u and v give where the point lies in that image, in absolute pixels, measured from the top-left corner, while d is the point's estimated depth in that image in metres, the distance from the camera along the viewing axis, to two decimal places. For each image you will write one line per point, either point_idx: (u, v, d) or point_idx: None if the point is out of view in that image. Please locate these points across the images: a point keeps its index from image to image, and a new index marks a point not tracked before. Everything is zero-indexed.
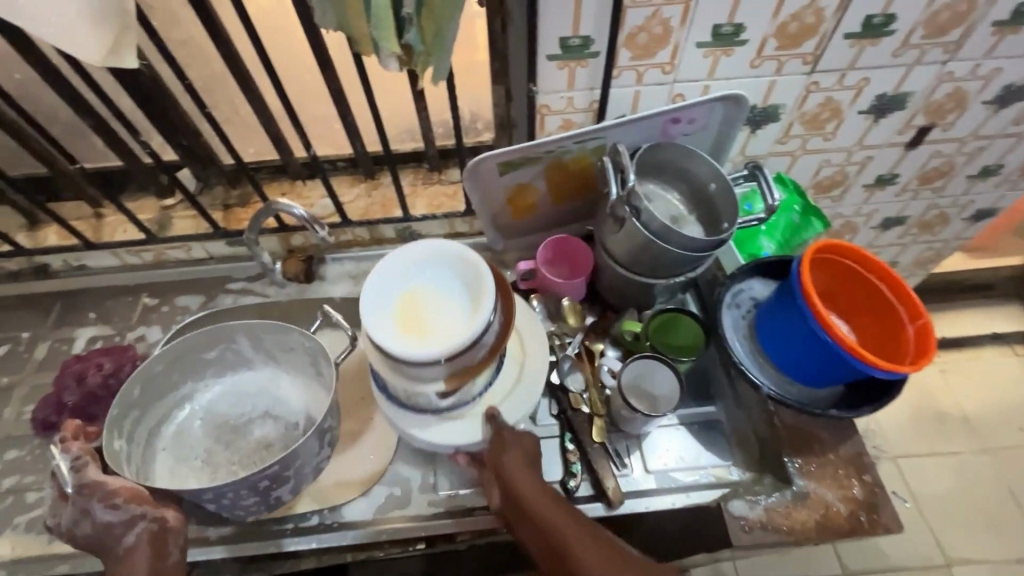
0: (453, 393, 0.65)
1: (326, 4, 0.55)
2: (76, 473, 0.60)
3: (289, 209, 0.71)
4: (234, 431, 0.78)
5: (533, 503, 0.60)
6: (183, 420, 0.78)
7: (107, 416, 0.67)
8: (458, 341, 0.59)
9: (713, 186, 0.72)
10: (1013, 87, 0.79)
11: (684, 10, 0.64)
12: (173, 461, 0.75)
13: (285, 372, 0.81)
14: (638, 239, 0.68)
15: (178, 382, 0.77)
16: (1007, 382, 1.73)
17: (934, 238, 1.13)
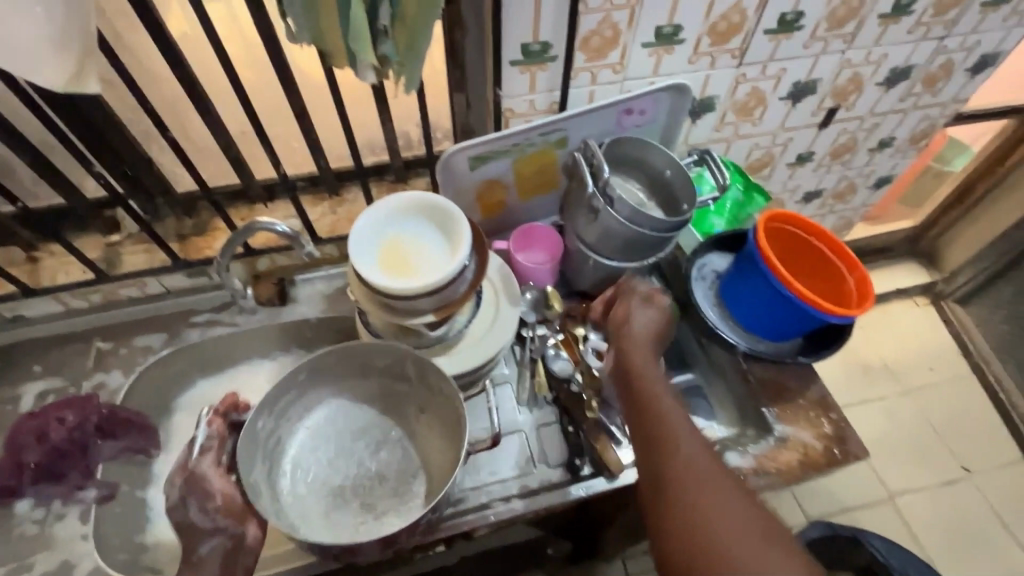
0: (439, 324, 0.76)
1: (301, 19, 0.55)
2: (199, 454, 0.71)
3: (270, 226, 0.68)
4: (368, 442, 0.81)
5: (649, 383, 0.65)
6: (327, 415, 0.81)
7: (263, 396, 0.72)
8: (442, 274, 0.71)
9: (670, 173, 0.79)
10: (898, 69, 0.92)
11: (630, 14, 0.70)
12: (305, 446, 0.80)
13: (435, 409, 0.80)
14: (612, 226, 0.73)
15: (336, 379, 0.80)
16: (914, 329, 1.97)
17: (846, 206, 1.29)
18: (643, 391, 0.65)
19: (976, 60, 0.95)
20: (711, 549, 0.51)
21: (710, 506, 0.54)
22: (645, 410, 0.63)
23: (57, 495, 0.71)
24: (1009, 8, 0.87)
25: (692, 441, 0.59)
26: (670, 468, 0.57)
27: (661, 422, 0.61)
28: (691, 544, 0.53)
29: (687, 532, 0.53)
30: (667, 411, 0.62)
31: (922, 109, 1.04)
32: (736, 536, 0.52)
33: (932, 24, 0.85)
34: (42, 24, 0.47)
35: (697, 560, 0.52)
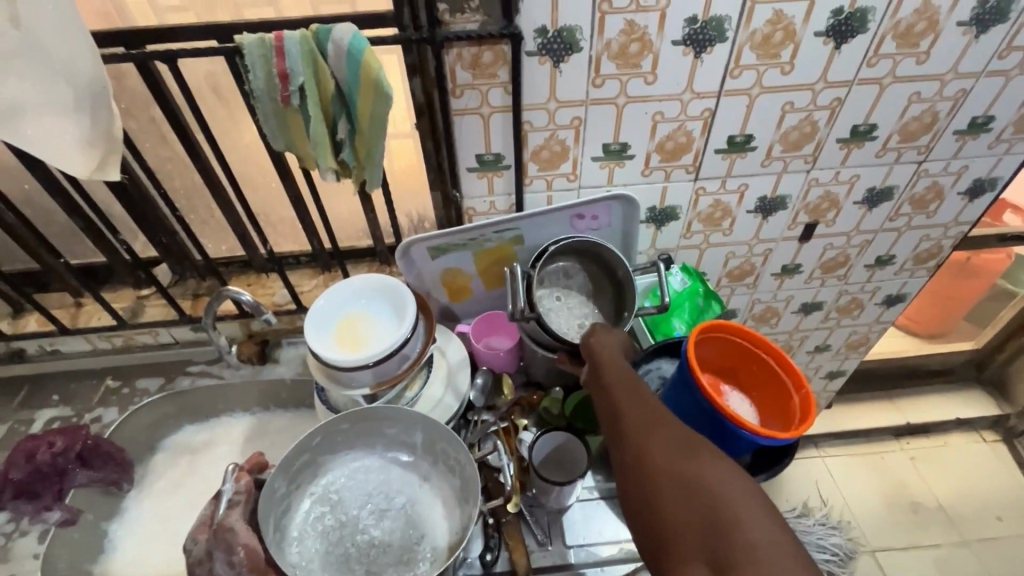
0: (381, 397, 0.81)
1: (275, 131, 0.68)
2: (227, 509, 0.69)
3: (238, 295, 0.80)
4: (373, 510, 0.77)
5: (616, 383, 0.64)
6: (335, 480, 0.79)
7: (282, 455, 0.73)
8: (382, 348, 0.76)
9: (620, 274, 0.82)
10: (876, 190, 0.92)
11: (576, 133, 0.78)
12: (312, 513, 0.76)
13: (442, 477, 0.79)
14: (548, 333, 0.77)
15: (348, 444, 0.79)
16: (978, 468, 1.72)
17: (856, 321, 1.22)
18: (604, 378, 0.65)
19: (968, 184, 0.93)
20: (684, 491, 0.52)
21: (677, 457, 0.55)
22: (611, 396, 0.63)
23: (28, 512, 0.81)
24: (992, 136, 0.85)
25: (653, 411, 0.60)
26: (636, 437, 0.58)
27: (627, 402, 0.61)
28: (663, 496, 0.53)
29: (657, 488, 0.54)
30: (631, 394, 0.62)
31: (918, 229, 1.00)
32: (705, 477, 0.52)
33: (902, 149, 0.86)
34: (74, 133, 0.61)
35: (671, 504, 0.52)
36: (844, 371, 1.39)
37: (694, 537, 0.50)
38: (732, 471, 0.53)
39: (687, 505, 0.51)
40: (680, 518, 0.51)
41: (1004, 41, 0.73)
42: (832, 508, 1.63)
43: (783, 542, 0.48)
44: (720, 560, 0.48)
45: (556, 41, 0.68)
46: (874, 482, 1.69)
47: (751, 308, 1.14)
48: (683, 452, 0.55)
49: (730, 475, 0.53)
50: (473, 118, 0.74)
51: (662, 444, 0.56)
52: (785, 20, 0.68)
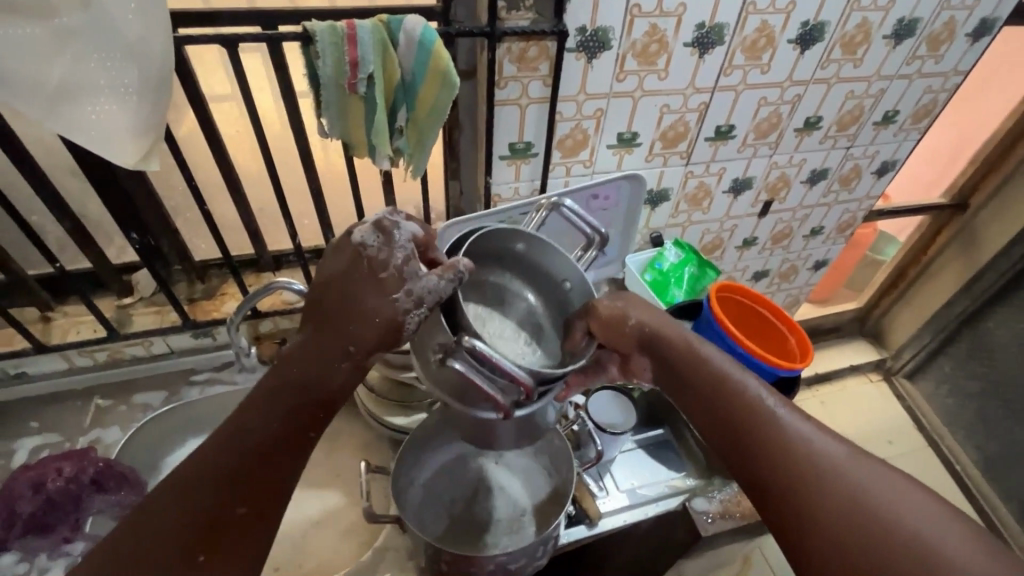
0: None
1: (334, 118, 0.69)
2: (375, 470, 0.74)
3: (289, 285, 0.76)
4: (476, 487, 0.79)
5: (739, 404, 0.59)
6: (437, 465, 0.80)
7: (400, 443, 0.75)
8: None
9: (522, 246, 0.62)
10: (816, 171, 1.12)
11: (596, 123, 0.87)
12: (422, 497, 0.77)
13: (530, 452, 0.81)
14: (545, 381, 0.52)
15: (444, 432, 0.80)
16: (870, 404, 2.10)
17: (792, 285, 1.45)
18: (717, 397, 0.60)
19: (877, 165, 1.16)
20: (857, 522, 0.49)
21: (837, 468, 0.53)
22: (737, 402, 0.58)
23: (43, 548, 0.72)
24: (896, 126, 1.09)
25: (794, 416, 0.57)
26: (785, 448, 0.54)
27: (757, 426, 0.56)
28: (830, 510, 0.50)
29: (825, 521, 0.50)
30: (763, 397, 0.58)
31: (842, 203, 1.23)
32: (870, 489, 0.51)
33: (837, 137, 1.06)
34: (130, 118, 0.57)
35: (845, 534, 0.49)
36: None
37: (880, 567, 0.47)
38: (887, 479, 0.52)
39: (858, 518, 0.49)
40: (848, 527, 0.49)
41: (910, 52, 0.95)
42: None
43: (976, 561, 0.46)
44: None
45: (592, 39, 0.76)
46: None
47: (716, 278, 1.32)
48: (836, 474, 0.52)
49: (897, 494, 0.50)
50: (512, 108, 0.80)
51: (817, 455, 0.54)
52: (768, 28, 0.83)
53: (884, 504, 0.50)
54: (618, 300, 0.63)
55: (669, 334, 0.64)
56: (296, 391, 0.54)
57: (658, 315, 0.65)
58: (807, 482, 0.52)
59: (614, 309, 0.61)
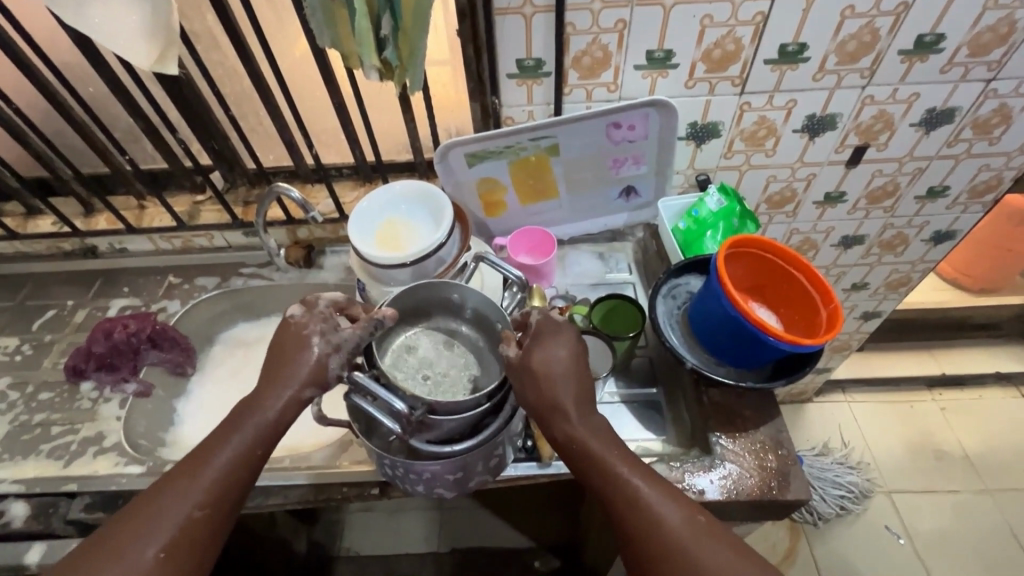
0: None
1: (322, 25, 0.69)
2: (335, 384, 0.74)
3: (288, 192, 0.84)
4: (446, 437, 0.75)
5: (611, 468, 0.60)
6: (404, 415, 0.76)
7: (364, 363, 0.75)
8: (420, 247, 0.79)
9: (456, 296, 0.75)
10: (936, 111, 0.87)
11: (619, 37, 0.76)
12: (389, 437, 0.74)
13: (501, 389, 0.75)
14: (445, 414, 0.64)
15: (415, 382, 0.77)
16: (1013, 422, 1.68)
17: (898, 258, 1.19)
18: (591, 463, 0.61)
19: None
20: None
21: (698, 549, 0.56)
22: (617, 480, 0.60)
23: (109, 382, 0.92)
24: None
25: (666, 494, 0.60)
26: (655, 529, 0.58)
27: (623, 494, 0.59)
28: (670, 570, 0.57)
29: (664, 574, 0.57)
30: (632, 478, 0.60)
31: (977, 157, 0.95)
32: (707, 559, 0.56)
33: (971, 65, 0.80)
34: (136, 23, 0.65)
35: None
36: (881, 313, 1.36)
37: None
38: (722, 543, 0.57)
39: None
40: None
41: None
42: (853, 450, 1.65)
43: None
44: None
45: None
46: (899, 429, 1.69)
47: (788, 239, 1.13)
48: (681, 541, 0.57)
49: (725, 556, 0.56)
50: (516, 18, 0.74)
51: (689, 553, 0.56)
52: None
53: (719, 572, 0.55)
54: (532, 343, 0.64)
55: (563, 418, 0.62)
56: (236, 432, 0.62)
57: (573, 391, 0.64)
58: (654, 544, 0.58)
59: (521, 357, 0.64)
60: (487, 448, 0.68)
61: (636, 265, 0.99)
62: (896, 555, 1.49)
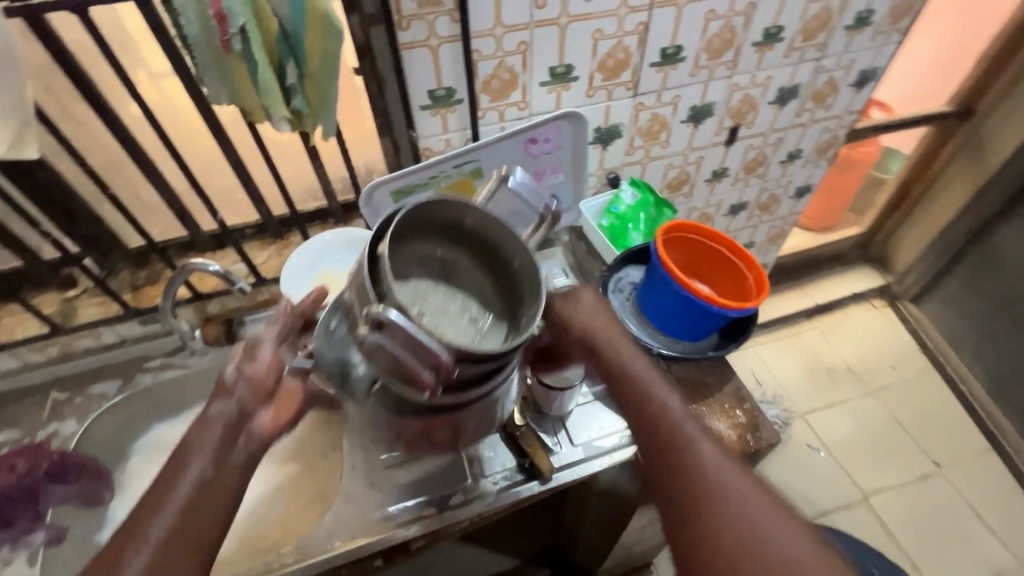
0: None
1: (216, 82, 0.63)
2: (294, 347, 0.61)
3: (203, 266, 0.74)
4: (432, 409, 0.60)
5: (674, 421, 0.57)
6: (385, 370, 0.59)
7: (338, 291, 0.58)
8: None
9: (472, 222, 0.59)
10: (785, 89, 1.02)
11: (523, 59, 0.79)
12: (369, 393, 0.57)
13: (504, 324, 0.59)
14: (478, 367, 0.51)
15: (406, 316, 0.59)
16: (874, 330, 2.03)
17: (774, 216, 1.37)
18: (650, 416, 0.58)
19: (856, 76, 1.06)
20: (757, 561, 0.50)
21: (780, 559, 0.50)
22: (687, 477, 0.54)
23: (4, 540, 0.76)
24: (872, 30, 0.98)
25: (752, 491, 0.53)
26: (726, 538, 0.51)
27: (682, 448, 0.56)
28: (732, 541, 0.51)
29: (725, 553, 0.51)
30: (693, 433, 0.57)
31: (819, 122, 1.13)
32: (773, 540, 0.51)
33: (805, 48, 0.96)
34: None
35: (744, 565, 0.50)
36: (766, 264, 1.56)
37: None
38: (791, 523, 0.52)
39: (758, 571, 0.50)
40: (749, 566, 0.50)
41: None
42: (766, 387, 1.88)
43: None
44: None
45: None
46: (797, 359, 1.95)
47: (689, 216, 1.25)
48: (749, 509, 0.52)
49: (795, 537, 0.51)
50: (422, 51, 0.73)
51: (755, 528, 0.51)
52: None
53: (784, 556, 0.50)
54: (567, 301, 0.66)
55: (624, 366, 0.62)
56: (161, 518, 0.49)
57: (631, 351, 0.64)
58: (713, 504, 0.53)
59: (562, 310, 0.65)
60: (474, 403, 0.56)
61: (569, 267, 0.99)
62: (822, 467, 1.71)
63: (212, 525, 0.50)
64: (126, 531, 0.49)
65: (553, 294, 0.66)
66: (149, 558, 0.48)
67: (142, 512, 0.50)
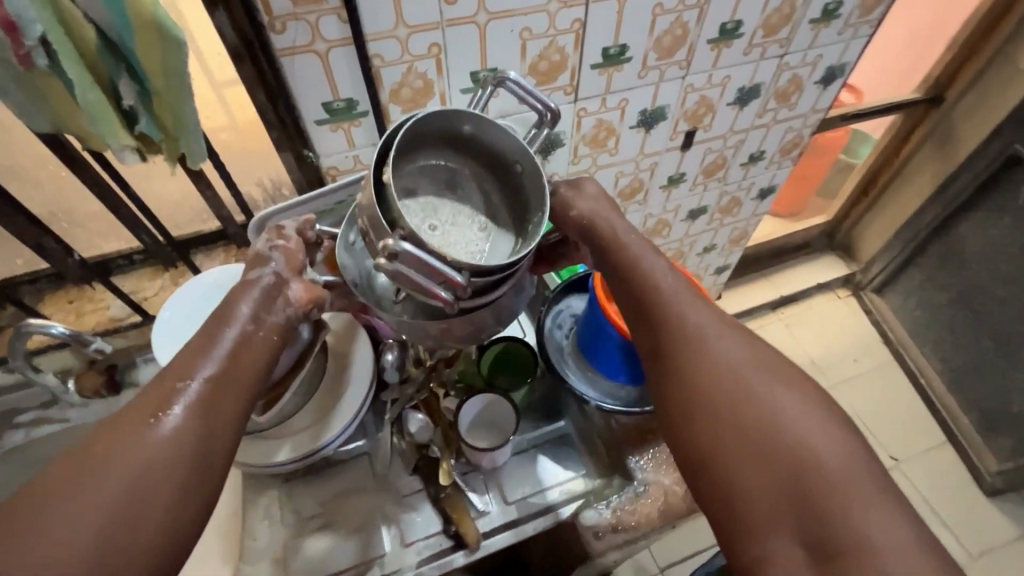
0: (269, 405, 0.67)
1: (24, 106, 0.50)
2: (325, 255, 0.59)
3: (44, 328, 0.61)
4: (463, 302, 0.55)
5: (655, 285, 0.55)
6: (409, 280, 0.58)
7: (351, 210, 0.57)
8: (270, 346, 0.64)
9: (469, 128, 0.53)
10: (745, 89, 0.92)
11: (437, 63, 0.67)
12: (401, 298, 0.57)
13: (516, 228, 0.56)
14: (495, 279, 0.49)
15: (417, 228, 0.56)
16: (837, 322, 2.00)
17: (736, 218, 1.29)
18: (631, 284, 0.56)
19: (822, 72, 0.96)
20: (736, 404, 0.48)
21: (772, 414, 0.47)
22: (666, 321, 0.53)
23: None
24: (840, 22, 0.88)
25: (736, 345, 0.52)
26: (711, 392, 0.49)
27: (663, 307, 0.54)
28: (710, 389, 0.49)
29: (703, 397, 0.49)
30: (676, 291, 0.54)
31: (783, 122, 1.04)
32: (754, 385, 0.49)
33: (766, 44, 0.85)
34: None
35: (718, 409, 0.49)
36: (729, 264, 1.49)
37: (745, 454, 0.46)
38: (775, 372, 0.50)
39: (735, 414, 0.48)
40: (726, 409, 0.48)
41: None
42: None
43: (846, 475, 0.43)
44: (781, 485, 0.44)
45: None
46: None
47: (644, 223, 1.15)
48: (732, 361, 0.50)
49: (778, 382, 0.49)
50: (307, 58, 0.60)
51: (736, 377, 0.49)
52: None
53: (767, 402, 0.48)
54: (571, 189, 0.61)
55: (602, 229, 0.58)
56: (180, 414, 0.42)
57: (618, 222, 0.59)
58: (695, 357, 0.51)
59: (565, 197, 0.60)
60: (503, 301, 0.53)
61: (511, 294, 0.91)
62: None
63: (247, 398, 0.46)
64: (153, 387, 0.43)
65: (558, 182, 0.62)
66: (183, 417, 0.42)
67: (175, 372, 0.44)
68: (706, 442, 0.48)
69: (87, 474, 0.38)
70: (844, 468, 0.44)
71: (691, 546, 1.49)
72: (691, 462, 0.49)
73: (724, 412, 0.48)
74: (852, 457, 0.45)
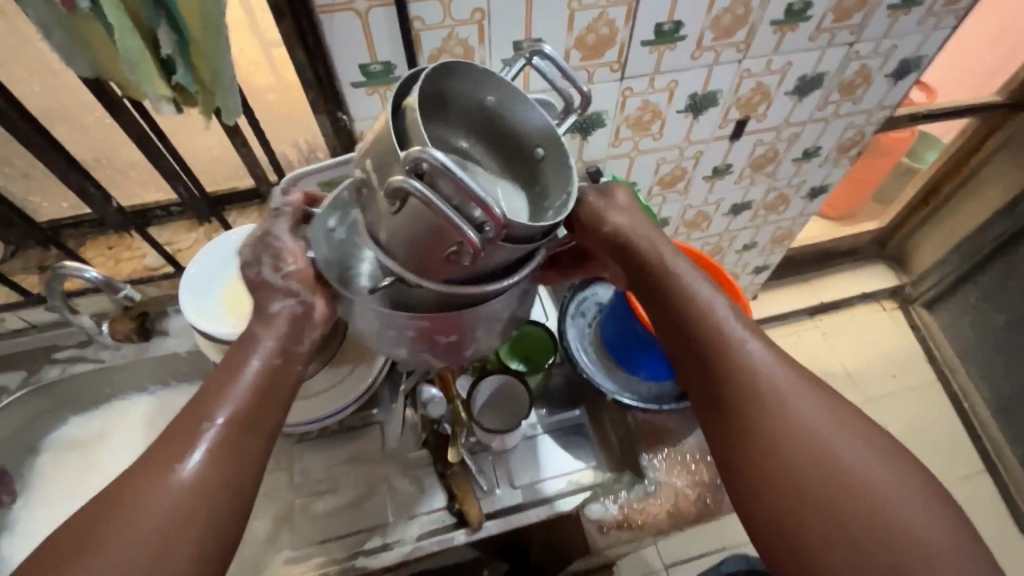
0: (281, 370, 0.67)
1: (67, 48, 0.50)
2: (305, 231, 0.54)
3: (78, 270, 0.64)
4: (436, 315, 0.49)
5: (709, 319, 0.48)
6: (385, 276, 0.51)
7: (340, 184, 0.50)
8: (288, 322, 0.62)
9: (492, 101, 0.46)
10: (807, 77, 0.85)
11: (479, 29, 0.64)
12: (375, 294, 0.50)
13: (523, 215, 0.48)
14: (507, 253, 0.41)
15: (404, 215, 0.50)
16: (880, 335, 1.90)
17: (781, 216, 1.22)
18: (683, 317, 0.50)
19: (894, 65, 0.89)
20: (812, 461, 0.43)
21: (854, 476, 0.42)
22: (720, 358, 0.47)
23: None
24: (922, 10, 0.80)
25: (809, 395, 0.46)
26: (786, 448, 0.44)
27: (720, 348, 0.48)
28: (782, 444, 0.44)
29: (775, 453, 0.44)
30: (736, 331, 0.48)
31: (844, 117, 0.97)
32: (831, 440, 0.44)
33: (836, 30, 0.79)
34: None
35: (790, 462, 0.44)
36: (769, 264, 1.43)
37: (825, 520, 0.42)
38: (848, 422, 0.45)
39: (811, 472, 0.43)
40: (801, 465, 0.43)
41: None
42: None
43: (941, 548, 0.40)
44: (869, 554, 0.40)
45: None
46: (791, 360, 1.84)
47: (683, 214, 1.11)
48: (803, 412, 0.45)
49: (853, 436, 0.44)
50: (346, 16, 0.58)
51: (809, 430, 0.44)
52: None
53: (846, 461, 0.43)
54: (602, 198, 0.54)
55: (644, 246, 0.52)
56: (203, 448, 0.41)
57: (658, 237, 0.53)
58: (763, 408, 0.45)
59: (595, 207, 0.54)
60: (493, 304, 0.47)
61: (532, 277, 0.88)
62: None
63: (269, 430, 0.45)
64: (176, 430, 0.42)
65: (587, 187, 0.55)
66: (199, 467, 0.40)
67: (201, 408, 0.43)
68: (777, 504, 0.43)
69: (116, 511, 0.38)
70: (935, 535, 0.40)
71: (699, 547, 1.47)
72: (761, 525, 0.44)
73: (804, 475, 0.43)
74: (939, 522, 0.41)
